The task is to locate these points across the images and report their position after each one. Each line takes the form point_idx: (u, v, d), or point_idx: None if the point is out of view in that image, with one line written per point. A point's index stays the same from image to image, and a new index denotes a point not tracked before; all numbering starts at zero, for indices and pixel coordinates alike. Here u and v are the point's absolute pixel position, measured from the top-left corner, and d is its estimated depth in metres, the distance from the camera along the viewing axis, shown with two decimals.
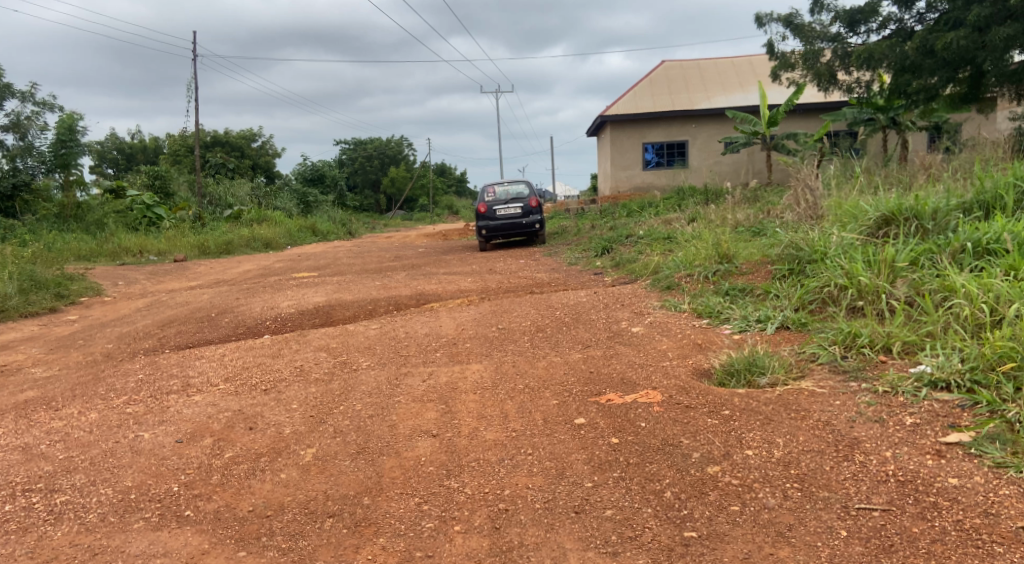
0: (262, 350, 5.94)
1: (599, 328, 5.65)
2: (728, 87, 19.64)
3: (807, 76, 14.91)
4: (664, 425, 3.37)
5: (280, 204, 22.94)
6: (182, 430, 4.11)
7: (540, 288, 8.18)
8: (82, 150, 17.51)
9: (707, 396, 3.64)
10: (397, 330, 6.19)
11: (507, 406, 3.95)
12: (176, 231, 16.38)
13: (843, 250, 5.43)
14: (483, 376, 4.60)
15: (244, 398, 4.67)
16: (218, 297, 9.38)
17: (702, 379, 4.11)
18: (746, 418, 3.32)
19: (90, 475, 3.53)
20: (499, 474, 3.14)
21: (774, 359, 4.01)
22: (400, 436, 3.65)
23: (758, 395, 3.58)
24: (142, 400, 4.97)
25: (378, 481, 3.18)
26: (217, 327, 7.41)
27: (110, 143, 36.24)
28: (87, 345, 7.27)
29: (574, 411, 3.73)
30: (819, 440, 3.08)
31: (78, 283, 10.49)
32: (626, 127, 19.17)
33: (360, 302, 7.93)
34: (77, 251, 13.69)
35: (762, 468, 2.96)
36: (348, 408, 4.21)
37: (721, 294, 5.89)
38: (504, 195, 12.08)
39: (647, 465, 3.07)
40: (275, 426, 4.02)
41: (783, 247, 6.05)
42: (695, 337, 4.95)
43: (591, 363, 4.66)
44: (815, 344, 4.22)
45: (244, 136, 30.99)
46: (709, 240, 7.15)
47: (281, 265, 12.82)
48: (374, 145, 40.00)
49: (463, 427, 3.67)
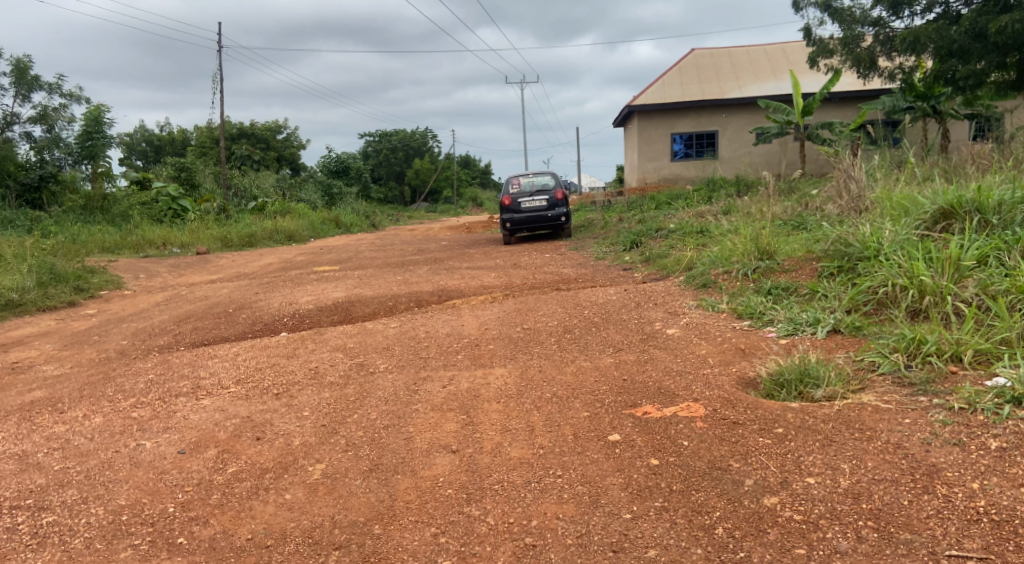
0: (277, 349, 5.66)
1: (631, 330, 5.30)
2: (760, 75, 19.08)
3: (846, 61, 14.36)
4: (710, 445, 3.04)
5: (304, 196, 22.78)
6: (186, 439, 3.83)
7: (567, 284, 7.83)
8: (110, 143, 17.47)
9: (756, 410, 3.31)
10: (417, 329, 5.87)
11: (534, 418, 3.62)
12: (201, 223, 16.23)
13: (898, 245, 5.05)
14: (507, 382, 4.27)
15: (254, 403, 4.39)
16: (238, 292, 9.13)
17: (748, 390, 3.77)
18: (803, 439, 2.98)
19: (83, 491, 3.26)
20: (524, 499, 2.82)
21: (829, 370, 3.64)
22: (417, 451, 3.34)
23: (815, 410, 3.23)
24: (149, 403, 4.70)
25: (391, 506, 2.87)
26: (234, 323, 7.16)
27: (139, 135, 36.42)
28: (101, 342, 7.04)
29: (608, 425, 3.41)
30: (892, 467, 2.73)
31: (98, 276, 10.30)
32: (654, 117, 18.70)
33: (380, 298, 7.63)
34: (101, 242, 13.59)
35: (828, 500, 2.60)
36: (363, 417, 3.91)
37: (764, 293, 5.52)
38: (529, 186, 11.72)
39: (693, 493, 2.73)
40: (284, 436, 3.72)
41: (831, 243, 5.67)
42: (738, 342, 4.60)
43: (624, 370, 4.32)
44: (874, 352, 3.85)
45: (269, 128, 30.87)
46: (748, 234, 6.75)
47: (302, 258, 12.57)
48: (399, 137, 39.68)
49: (486, 442, 3.37)
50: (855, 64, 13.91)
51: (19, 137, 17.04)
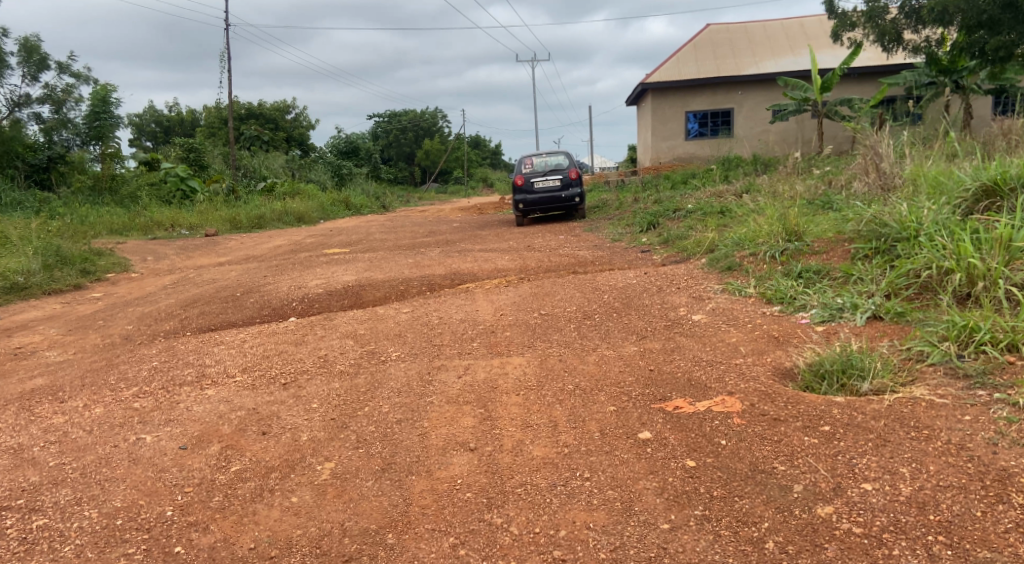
0: (285, 336, 5.44)
1: (655, 316, 5.05)
2: (778, 51, 18.66)
3: (869, 35, 14.10)
4: (751, 445, 2.85)
5: (314, 177, 22.56)
6: (188, 433, 3.62)
7: (584, 267, 7.57)
8: (119, 123, 17.40)
9: (798, 406, 3.14)
10: (429, 314, 5.64)
11: (557, 412, 3.40)
12: (209, 205, 16.02)
13: (940, 226, 4.82)
14: (526, 372, 4.04)
15: (260, 394, 4.18)
16: (246, 275, 8.91)
17: (785, 382, 3.55)
18: (853, 438, 2.81)
19: (77, 491, 3.06)
20: (551, 505, 2.60)
21: (875, 361, 3.44)
22: (433, 449, 3.14)
23: (863, 406, 3.07)
24: (152, 392, 4.50)
25: (406, 511, 2.66)
26: (242, 307, 6.95)
27: (148, 115, 36.20)
28: (106, 326, 6.85)
29: (637, 421, 3.21)
30: (956, 472, 2.51)
31: (106, 259, 10.10)
32: (668, 95, 18.31)
33: (392, 282, 7.41)
34: (109, 224, 13.42)
35: (889, 510, 2.37)
36: (375, 410, 3.69)
37: (793, 277, 5.26)
38: (543, 166, 11.46)
39: (736, 501, 2.51)
40: (292, 430, 3.52)
41: (864, 224, 5.44)
42: (770, 330, 4.36)
43: (649, 359, 4.08)
44: (920, 341, 3.66)
45: (278, 108, 30.56)
46: (774, 216, 6.48)
47: (312, 241, 12.33)
48: (409, 117, 39.32)
49: (506, 440, 3.16)
50: (879, 38, 13.68)
51: (27, 118, 16.89)
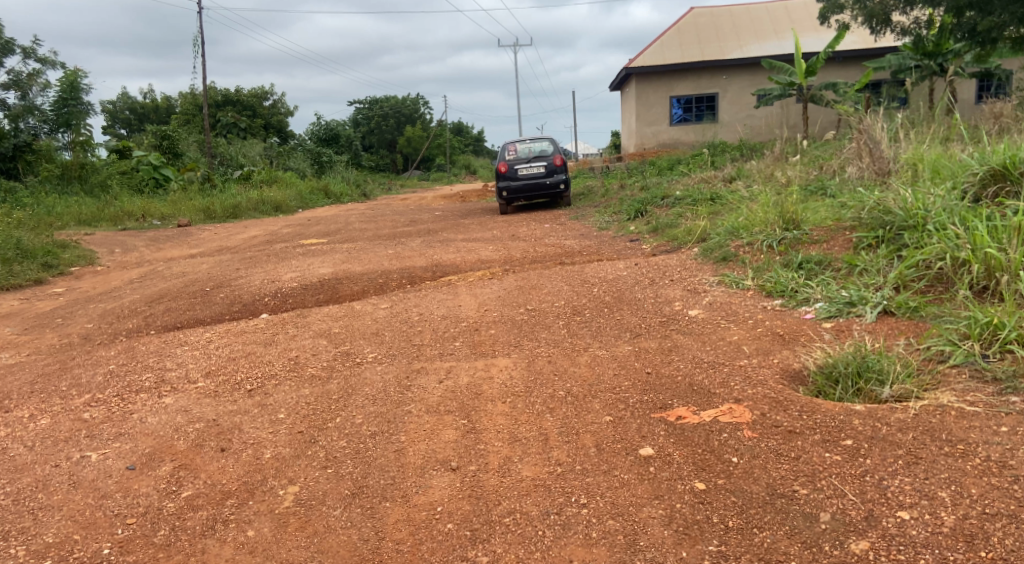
0: (254, 336, 5.07)
1: (649, 311, 4.73)
2: (762, 34, 18.37)
3: (857, 16, 13.97)
4: (766, 463, 2.54)
5: (292, 164, 22.05)
6: (139, 449, 3.27)
7: (571, 258, 7.24)
8: (89, 110, 16.94)
9: (814, 415, 2.83)
10: (409, 311, 5.29)
11: (547, 424, 3.09)
12: (183, 194, 15.52)
13: (949, 214, 4.54)
14: (512, 376, 3.71)
15: (223, 403, 3.82)
16: (218, 268, 8.50)
17: (795, 386, 3.25)
18: (880, 454, 2.51)
19: (5, 523, 2.73)
20: (543, 541, 2.33)
21: (894, 364, 3.14)
22: (410, 468, 2.81)
23: (886, 415, 2.77)
24: (105, 401, 4.12)
25: (379, 550, 2.38)
26: (211, 303, 6.57)
27: (121, 102, 35.32)
28: (65, 325, 6.44)
29: (636, 435, 2.90)
30: (1004, 497, 2.24)
31: (70, 251, 9.64)
32: (652, 80, 17.97)
33: (370, 275, 7.04)
34: (77, 215, 12.93)
35: (933, 545, 2.11)
36: (346, 422, 3.35)
37: (794, 268, 4.96)
38: (526, 152, 11.08)
39: (755, 534, 2.24)
40: (254, 446, 3.18)
41: (867, 211, 5.14)
42: (774, 327, 4.05)
43: (646, 360, 3.77)
44: (940, 339, 3.38)
45: (255, 94, 29.83)
46: (770, 203, 6.17)
47: (289, 231, 11.92)
48: (390, 104, 38.63)
49: (492, 457, 2.84)
50: (868, 19, 13.63)
51: None
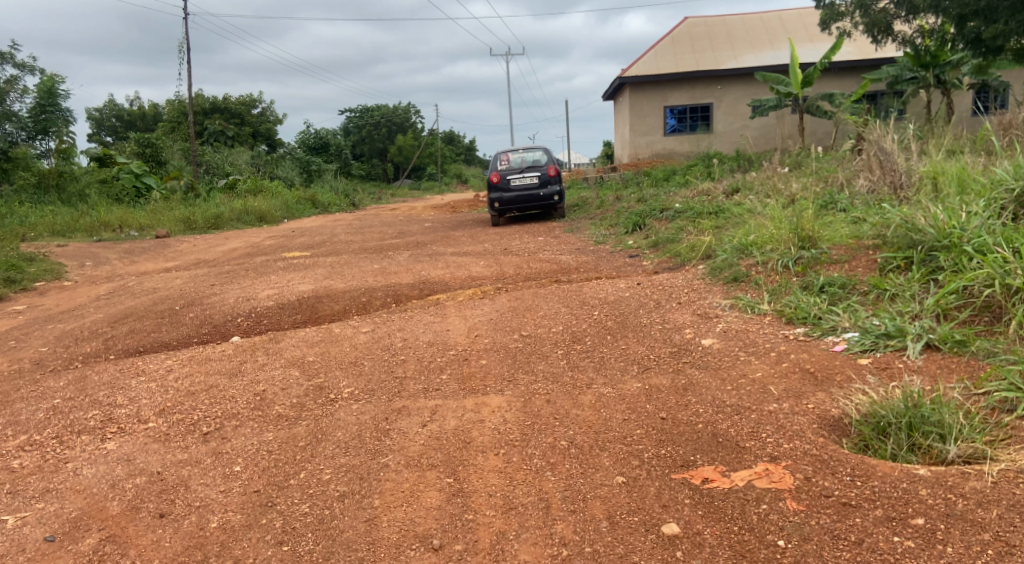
0: (219, 365, 4.55)
1: (657, 340, 4.25)
2: (757, 44, 18.00)
3: (859, 24, 13.58)
4: (821, 551, 2.14)
5: (280, 173, 21.50)
6: (66, 512, 2.77)
7: (567, 275, 6.76)
8: (68, 117, 16.30)
9: (870, 481, 2.37)
10: (392, 336, 4.78)
11: (548, 484, 2.61)
12: (164, 203, 15.00)
13: (988, 234, 4.09)
14: (505, 420, 3.21)
15: (171, 450, 3.31)
16: (192, 284, 7.98)
17: (836, 438, 2.77)
18: (962, 540, 2.11)
19: None
20: None
21: (958, 416, 2.65)
22: (387, 550, 2.37)
23: (960, 483, 2.32)
24: (40, 445, 3.60)
25: None
26: (179, 324, 6.04)
27: (108, 110, 34.89)
28: (17, 348, 5.91)
29: (656, 502, 2.43)
30: None
31: (36, 266, 9.07)
32: (646, 90, 17.53)
33: (352, 292, 6.53)
34: (51, 225, 12.43)
35: None
36: (311, 478, 2.84)
37: (815, 292, 4.49)
38: (519, 162, 10.61)
39: None
40: (201, 509, 2.70)
41: (892, 229, 4.67)
42: (802, 362, 3.56)
43: (660, 402, 3.27)
44: (1000, 383, 2.91)
45: (243, 102, 29.28)
46: (782, 217, 5.69)
47: (271, 243, 11.38)
48: (381, 112, 38.20)
49: (482, 532, 2.40)
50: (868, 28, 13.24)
51: None
